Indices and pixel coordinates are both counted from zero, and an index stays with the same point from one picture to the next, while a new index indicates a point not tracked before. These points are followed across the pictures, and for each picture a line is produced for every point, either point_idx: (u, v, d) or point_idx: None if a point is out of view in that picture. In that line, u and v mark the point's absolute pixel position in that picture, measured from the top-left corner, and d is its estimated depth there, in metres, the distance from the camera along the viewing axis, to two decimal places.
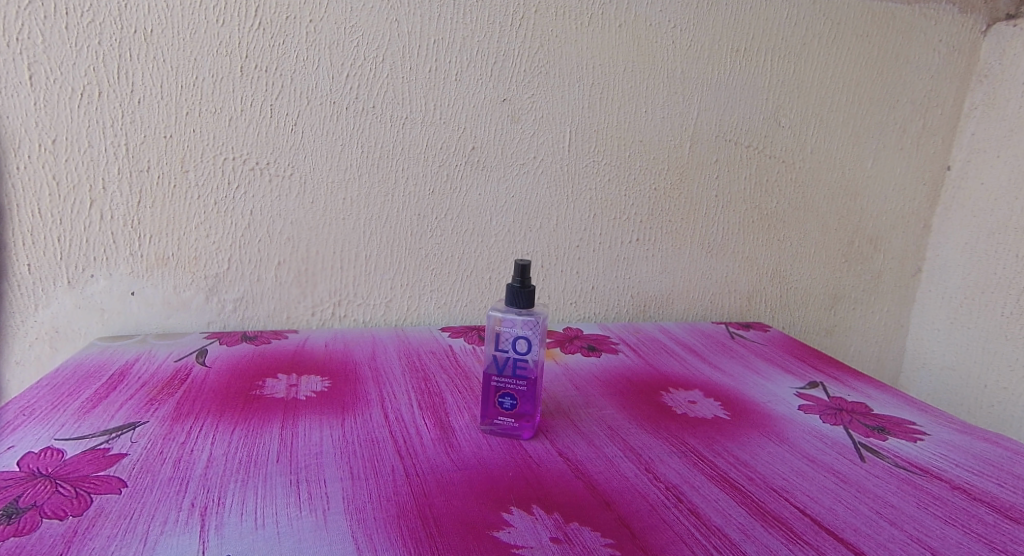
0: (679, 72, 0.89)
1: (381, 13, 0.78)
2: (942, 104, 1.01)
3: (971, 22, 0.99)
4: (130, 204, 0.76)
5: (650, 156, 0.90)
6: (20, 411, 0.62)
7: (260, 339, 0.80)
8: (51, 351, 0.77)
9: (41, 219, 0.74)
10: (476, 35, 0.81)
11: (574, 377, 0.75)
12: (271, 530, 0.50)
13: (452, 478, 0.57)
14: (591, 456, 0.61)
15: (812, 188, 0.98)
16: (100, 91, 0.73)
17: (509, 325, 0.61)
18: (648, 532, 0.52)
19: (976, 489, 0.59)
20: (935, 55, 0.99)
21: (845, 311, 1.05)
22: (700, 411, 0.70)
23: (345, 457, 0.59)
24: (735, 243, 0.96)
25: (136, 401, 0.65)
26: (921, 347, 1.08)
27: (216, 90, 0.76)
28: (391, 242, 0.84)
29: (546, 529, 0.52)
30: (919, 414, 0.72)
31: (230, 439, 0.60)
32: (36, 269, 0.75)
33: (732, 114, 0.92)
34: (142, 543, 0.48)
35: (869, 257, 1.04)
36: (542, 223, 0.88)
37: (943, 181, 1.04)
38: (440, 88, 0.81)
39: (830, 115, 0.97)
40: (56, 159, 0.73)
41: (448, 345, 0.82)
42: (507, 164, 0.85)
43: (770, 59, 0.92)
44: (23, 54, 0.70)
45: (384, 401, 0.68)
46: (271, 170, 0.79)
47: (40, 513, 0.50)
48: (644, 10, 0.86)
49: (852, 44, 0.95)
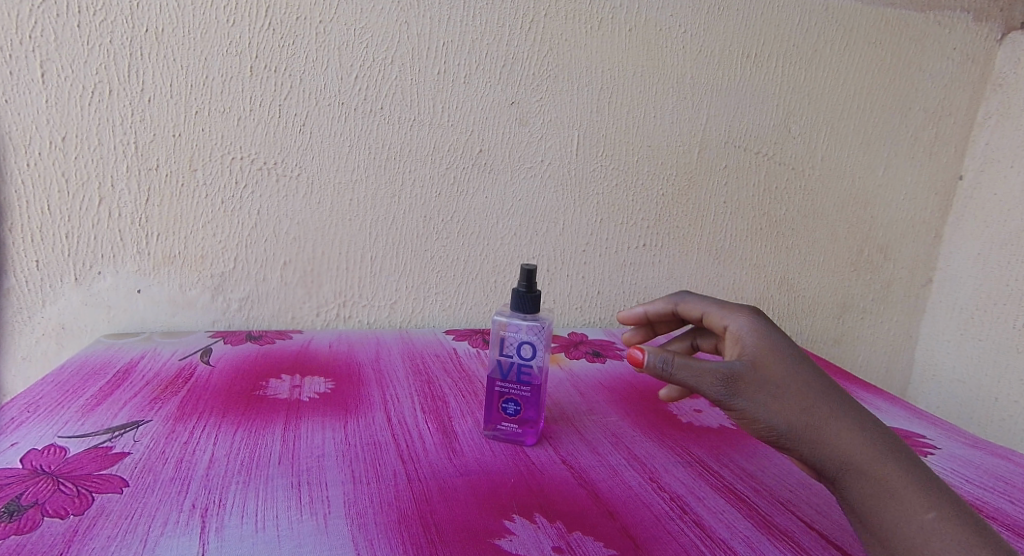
0: (689, 76, 0.88)
1: (391, 14, 0.78)
2: (956, 113, 1.00)
3: (986, 30, 0.98)
4: (138, 202, 0.76)
5: (658, 162, 0.90)
6: (25, 408, 0.62)
7: (264, 339, 0.80)
8: (57, 348, 0.77)
9: (50, 215, 0.74)
10: (486, 38, 0.81)
11: (579, 383, 0.75)
12: (272, 534, 0.50)
13: (454, 484, 0.56)
14: (595, 464, 0.60)
15: (822, 195, 0.97)
16: (111, 89, 0.73)
17: (515, 330, 0.60)
18: (652, 542, 0.52)
19: (989, 506, 0.59)
20: (949, 63, 0.98)
21: (853, 319, 1.04)
22: (706, 420, 0.69)
23: (348, 461, 0.58)
24: (743, 250, 0.96)
25: (140, 400, 0.65)
26: (931, 358, 1.07)
27: (225, 90, 0.76)
28: (397, 243, 0.84)
29: (548, 538, 0.52)
30: (929, 427, 0.72)
31: (232, 440, 0.60)
32: (45, 266, 0.75)
33: (742, 120, 0.91)
34: (142, 544, 0.48)
35: (879, 266, 1.03)
36: (548, 228, 0.88)
37: (955, 190, 1.03)
38: (448, 91, 0.81)
39: (841, 123, 0.96)
40: (65, 156, 0.73)
41: (453, 348, 0.82)
42: (514, 168, 0.85)
43: (782, 65, 0.91)
44: (35, 51, 0.70)
45: (387, 404, 0.68)
46: (278, 171, 0.79)
47: (42, 511, 0.50)
48: (654, 15, 0.85)
49: (864, 51, 0.94)
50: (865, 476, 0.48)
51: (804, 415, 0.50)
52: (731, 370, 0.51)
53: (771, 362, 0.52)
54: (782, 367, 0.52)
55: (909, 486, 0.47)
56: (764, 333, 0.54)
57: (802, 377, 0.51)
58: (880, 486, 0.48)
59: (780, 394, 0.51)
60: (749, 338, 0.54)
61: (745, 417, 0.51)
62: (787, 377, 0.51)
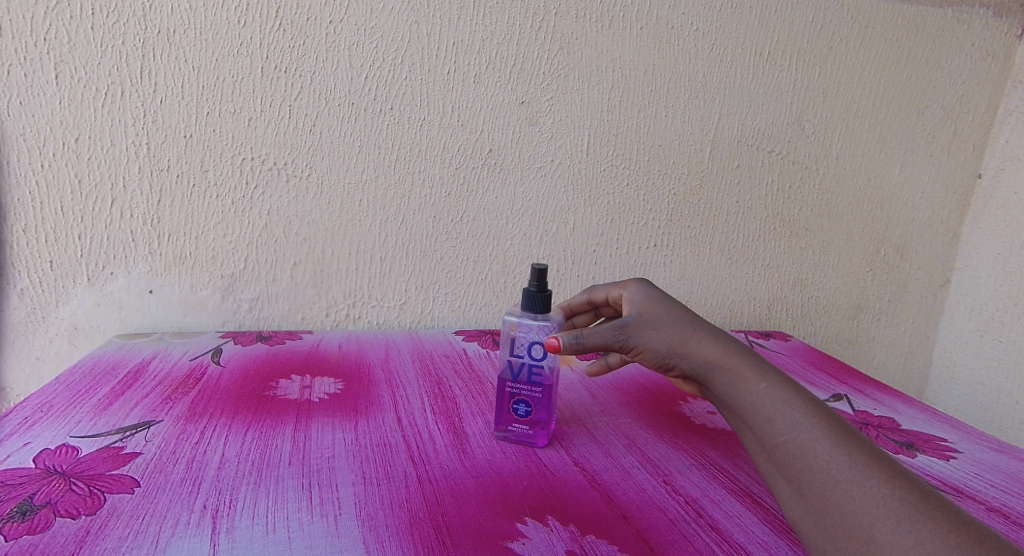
0: (701, 75, 0.87)
1: (401, 14, 0.78)
2: (974, 110, 0.99)
3: (1006, 26, 0.96)
4: (150, 203, 0.76)
5: (670, 160, 0.89)
6: (38, 408, 0.62)
7: (274, 339, 0.80)
8: (70, 348, 0.78)
9: (63, 216, 0.74)
10: (496, 37, 0.81)
11: (590, 385, 0.75)
12: (283, 535, 0.50)
13: (465, 485, 0.56)
14: (608, 467, 0.60)
15: (836, 195, 0.96)
16: (123, 90, 0.73)
17: (525, 330, 0.60)
18: (667, 546, 0.51)
19: (1013, 511, 0.58)
20: (967, 60, 0.96)
21: (869, 320, 1.03)
22: (719, 422, 0.69)
23: (358, 462, 0.58)
24: (756, 250, 0.95)
25: (152, 400, 0.65)
26: (949, 359, 1.05)
27: (237, 91, 0.76)
28: (406, 244, 0.84)
29: (562, 541, 0.51)
30: (949, 430, 0.71)
31: (243, 440, 0.60)
32: (58, 266, 0.76)
33: (755, 119, 0.91)
34: (153, 545, 0.48)
35: (895, 267, 1.01)
36: (559, 228, 0.87)
37: (973, 189, 1.01)
38: (459, 91, 0.81)
39: (856, 121, 0.95)
40: (78, 157, 0.73)
41: (463, 348, 0.82)
42: (525, 167, 0.84)
43: (796, 63, 0.91)
44: (49, 53, 0.71)
45: (397, 405, 0.68)
46: (289, 171, 0.79)
47: (54, 511, 0.50)
48: (665, 13, 0.84)
49: (880, 48, 0.93)
50: (721, 372, 0.54)
51: (679, 336, 0.57)
52: (623, 319, 0.58)
53: (652, 309, 0.59)
54: (658, 305, 0.60)
55: (754, 373, 0.53)
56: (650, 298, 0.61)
57: (672, 311, 0.59)
58: (732, 376, 0.54)
59: (661, 325, 0.58)
60: (635, 295, 0.61)
61: (640, 354, 0.58)
62: (662, 316, 0.58)
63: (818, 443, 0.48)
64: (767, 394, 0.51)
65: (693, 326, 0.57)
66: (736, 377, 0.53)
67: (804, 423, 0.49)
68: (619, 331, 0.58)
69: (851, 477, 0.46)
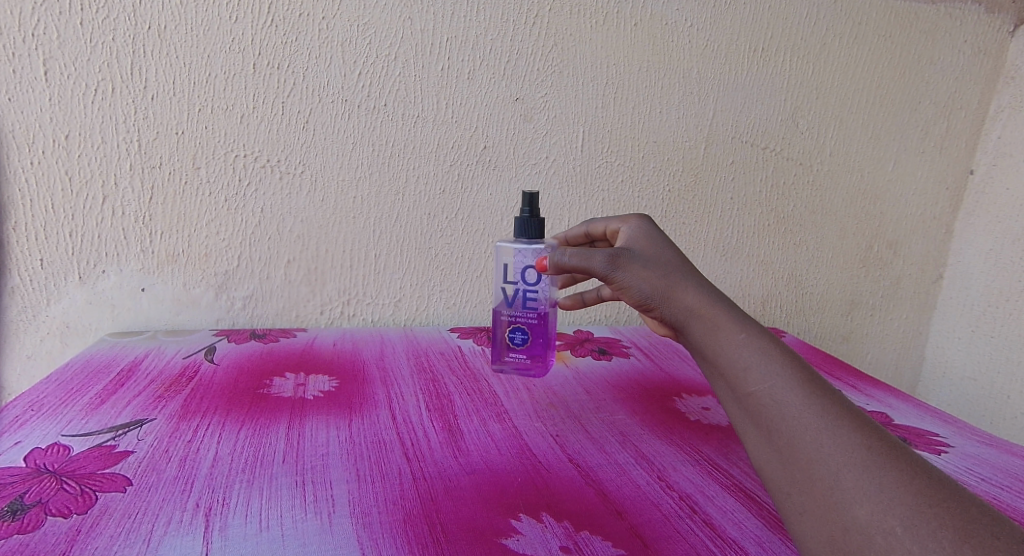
0: (695, 71, 0.87)
1: (395, 10, 0.77)
2: (966, 106, 0.99)
3: (999, 22, 0.96)
4: (142, 200, 0.76)
5: (665, 157, 0.89)
6: (29, 407, 0.62)
7: (268, 337, 0.79)
8: (62, 347, 0.77)
9: (54, 214, 0.74)
10: (490, 33, 0.80)
11: (584, 381, 0.75)
12: (276, 533, 0.49)
13: (459, 483, 0.56)
14: (603, 463, 0.60)
15: (830, 191, 0.97)
16: (114, 87, 0.73)
17: (520, 256, 0.65)
18: (662, 542, 0.51)
19: (1005, 505, 0.57)
20: (960, 56, 0.97)
21: (862, 317, 1.03)
22: (714, 418, 0.69)
23: (352, 460, 0.58)
24: (750, 246, 0.95)
25: (144, 398, 0.65)
26: (942, 355, 1.06)
27: (229, 87, 0.75)
28: (400, 242, 0.83)
29: (556, 537, 0.51)
30: (942, 425, 0.71)
31: (236, 438, 0.59)
32: (48, 264, 0.75)
33: (749, 115, 0.91)
34: (145, 543, 0.48)
35: (888, 263, 1.02)
36: (553, 225, 0.87)
37: (966, 185, 1.02)
38: (452, 88, 0.81)
39: (849, 118, 0.95)
40: (69, 154, 0.73)
41: (458, 346, 0.82)
42: (519, 164, 0.84)
43: (790, 60, 0.91)
44: (38, 49, 0.70)
45: (391, 402, 0.67)
46: (282, 168, 0.78)
47: (45, 510, 0.50)
48: (659, 10, 0.84)
49: (873, 44, 0.93)
50: (699, 320, 0.52)
51: (666, 279, 0.54)
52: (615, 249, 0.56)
53: (648, 247, 0.57)
54: (655, 245, 0.57)
55: (734, 323, 0.50)
56: (649, 237, 0.59)
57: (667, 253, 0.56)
58: (710, 326, 0.51)
59: (653, 263, 0.55)
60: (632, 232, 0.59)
61: (625, 289, 0.56)
62: (657, 256, 0.56)
63: (794, 397, 0.46)
64: (745, 346, 0.49)
65: (682, 268, 0.55)
66: (715, 329, 0.50)
67: (781, 374, 0.47)
68: (608, 261, 0.56)
69: (821, 425, 0.45)
